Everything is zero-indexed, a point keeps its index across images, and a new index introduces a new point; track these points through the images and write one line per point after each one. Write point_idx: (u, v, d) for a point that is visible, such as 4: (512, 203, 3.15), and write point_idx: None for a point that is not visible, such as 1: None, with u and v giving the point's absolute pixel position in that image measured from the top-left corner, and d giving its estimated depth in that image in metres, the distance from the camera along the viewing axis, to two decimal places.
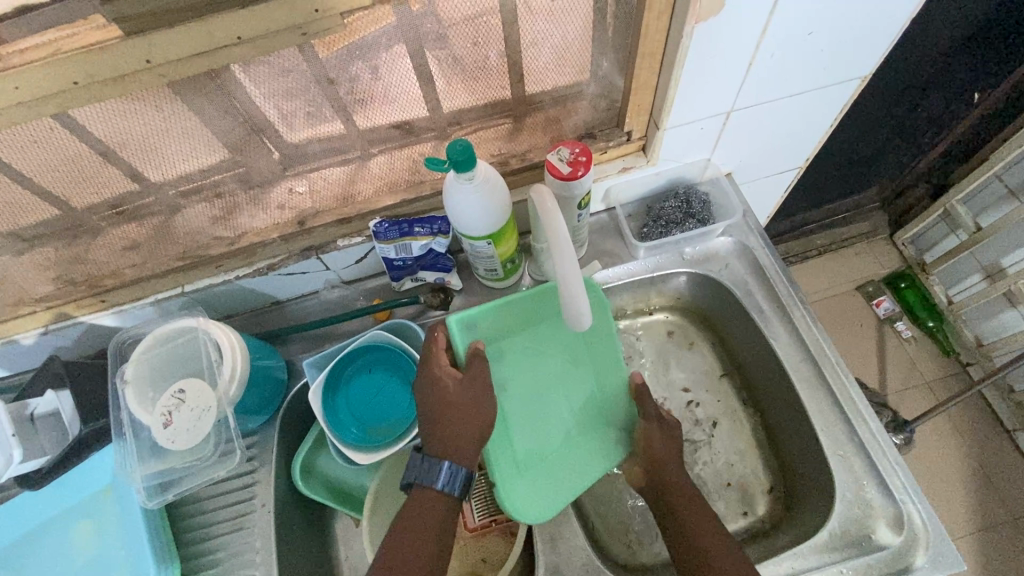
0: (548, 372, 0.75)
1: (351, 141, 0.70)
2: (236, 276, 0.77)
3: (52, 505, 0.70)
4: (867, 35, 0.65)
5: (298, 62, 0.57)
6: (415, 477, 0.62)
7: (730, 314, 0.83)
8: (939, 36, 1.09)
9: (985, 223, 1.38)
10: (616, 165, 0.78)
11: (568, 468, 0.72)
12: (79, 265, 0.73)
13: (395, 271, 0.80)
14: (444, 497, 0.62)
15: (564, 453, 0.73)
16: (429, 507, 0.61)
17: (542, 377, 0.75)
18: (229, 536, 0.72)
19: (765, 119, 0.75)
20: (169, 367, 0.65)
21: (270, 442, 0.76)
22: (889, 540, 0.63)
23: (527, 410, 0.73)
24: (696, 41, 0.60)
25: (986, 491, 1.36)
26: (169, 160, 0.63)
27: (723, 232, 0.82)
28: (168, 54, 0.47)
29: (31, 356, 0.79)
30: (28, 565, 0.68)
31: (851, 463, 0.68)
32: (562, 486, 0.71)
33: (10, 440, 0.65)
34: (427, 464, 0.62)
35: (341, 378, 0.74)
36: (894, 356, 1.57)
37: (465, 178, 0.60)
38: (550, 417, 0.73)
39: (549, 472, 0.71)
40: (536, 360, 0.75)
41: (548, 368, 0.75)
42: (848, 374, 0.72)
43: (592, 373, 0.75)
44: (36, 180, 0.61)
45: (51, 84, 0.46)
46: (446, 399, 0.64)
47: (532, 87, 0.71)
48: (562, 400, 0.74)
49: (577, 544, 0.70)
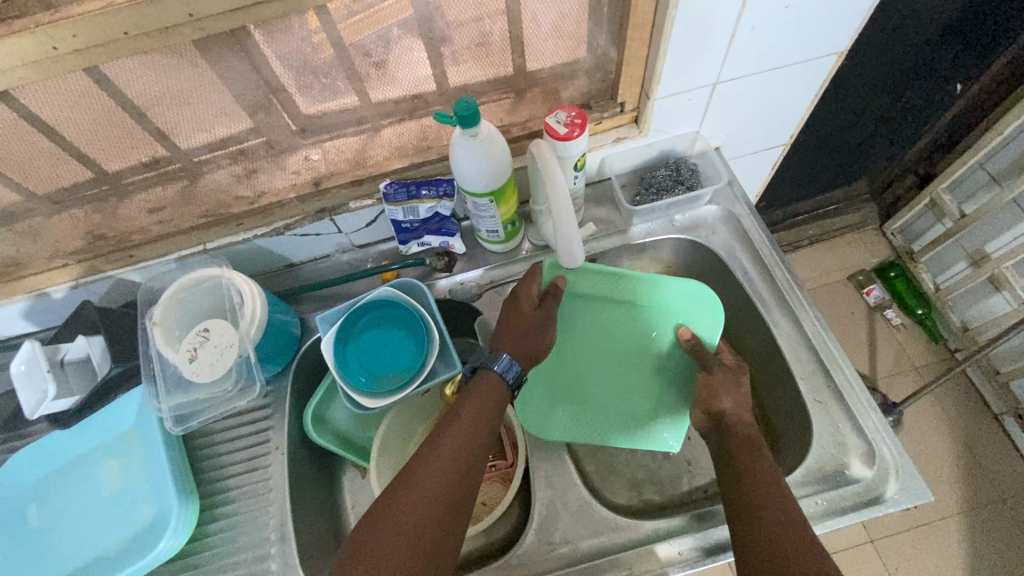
0: (610, 328, 0.80)
1: (364, 107, 0.76)
2: (254, 236, 0.82)
3: (81, 443, 0.75)
4: (841, 11, 0.71)
5: (320, 27, 0.63)
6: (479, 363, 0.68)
7: (718, 278, 0.88)
8: (921, 27, 1.15)
9: (969, 210, 1.43)
10: (610, 135, 0.83)
11: (599, 418, 0.80)
12: (109, 222, 0.79)
13: (402, 235, 0.85)
14: (499, 383, 0.66)
15: (616, 404, 0.80)
16: (488, 389, 0.66)
17: (602, 332, 0.80)
18: (245, 476, 0.77)
19: (749, 93, 0.81)
20: (193, 311, 0.70)
21: (284, 392, 0.81)
22: (863, 475, 0.68)
23: (575, 352, 0.81)
24: (682, 13, 0.65)
25: (974, 471, 1.40)
26: (199, 120, 0.69)
27: (711, 200, 0.88)
28: (207, 10, 0.53)
29: (58, 311, 0.85)
30: (57, 499, 0.73)
31: (828, 407, 0.72)
32: (586, 430, 0.79)
33: (44, 377, 0.69)
34: (491, 352, 0.68)
35: (352, 330, 0.79)
36: (884, 342, 1.62)
37: (469, 134, 0.66)
38: (593, 365, 0.81)
39: (579, 412, 0.79)
40: (601, 315, 0.80)
41: (612, 327, 0.80)
42: (826, 329, 0.77)
43: (648, 342, 0.80)
44: (76, 138, 0.66)
45: (104, 33, 0.51)
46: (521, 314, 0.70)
47: (533, 59, 0.77)
48: (612, 356, 0.81)
49: (572, 483, 0.74)
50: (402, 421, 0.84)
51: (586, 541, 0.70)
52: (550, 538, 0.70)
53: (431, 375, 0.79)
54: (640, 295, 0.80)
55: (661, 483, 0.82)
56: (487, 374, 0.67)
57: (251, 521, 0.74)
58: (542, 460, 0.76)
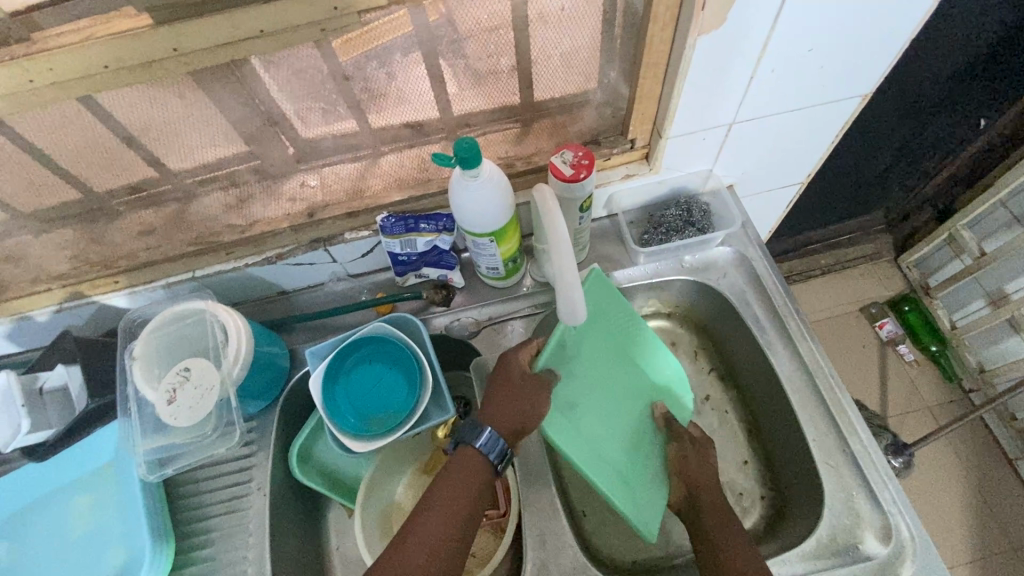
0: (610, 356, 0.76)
1: (363, 136, 0.73)
2: (245, 263, 0.78)
3: (59, 475, 0.72)
4: (867, 54, 0.67)
5: (316, 58, 0.60)
6: (461, 436, 0.65)
7: (726, 323, 0.84)
8: (944, 61, 1.11)
9: (989, 248, 1.38)
10: (619, 172, 0.79)
11: (589, 455, 0.70)
12: (96, 246, 0.76)
13: (400, 266, 0.82)
14: (481, 458, 0.64)
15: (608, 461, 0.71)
16: (466, 463, 0.63)
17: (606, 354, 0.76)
18: (224, 518, 0.73)
19: (767, 133, 0.77)
20: (175, 347, 0.67)
21: (269, 429, 0.77)
22: (877, 551, 0.64)
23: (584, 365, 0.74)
24: (699, 54, 0.62)
25: (986, 519, 1.34)
26: (190, 147, 0.66)
27: (723, 242, 0.84)
28: (194, 44, 0.50)
29: (41, 333, 0.81)
30: (31, 534, 0.70)
31: (841, 474, 0.68)
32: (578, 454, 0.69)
33: (18, 411, 0.66)
34: (474, 424, 0.65)
35: (341, 368, 0.76)
36: (896, 380, 1.57)
37: (470, 175, 0.62)
38: (585, 401, 0.73)
39: (569, 432, 0.70)
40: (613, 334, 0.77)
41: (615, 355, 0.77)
42: (841, 386, 0.73)
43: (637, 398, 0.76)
44: (60, 163, 0.63)
45: (85, 66, 0.48)
46: (509, 384, 0.68)
47: (540, 92, 0.74)
48: (612, 393, 0.75)
49: (566, 544, 0.70)
50: (391, 463, 0.81)
51: None
52: None
53: (422, 418, 0.76)
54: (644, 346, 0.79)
55: (661, 540, 0.78)
56: (469, 448, 0.64)
57: (229, 568, 0.71)
58: (536, 515, 0.72)
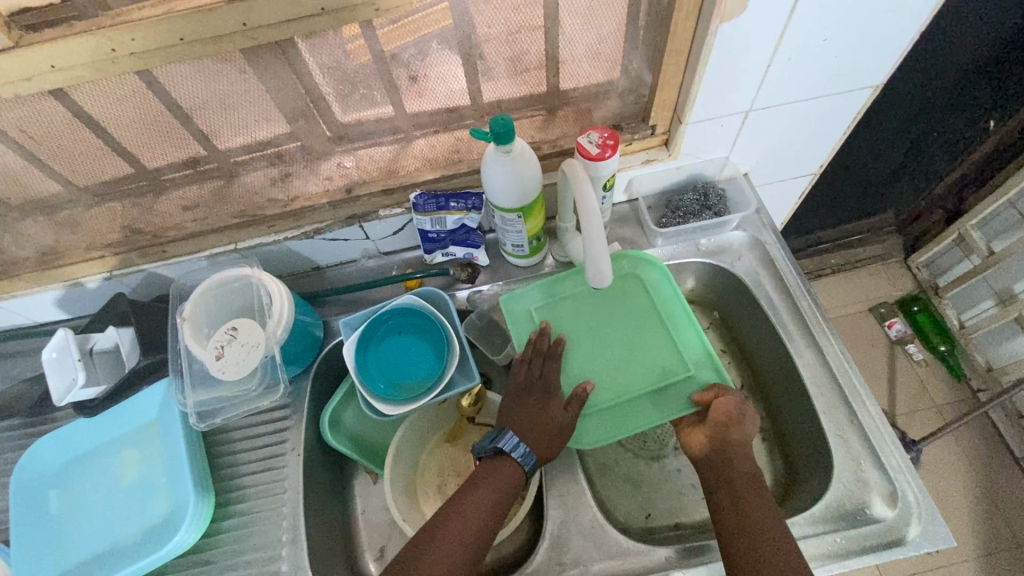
0: (633, 364, 0.79)
1: (400, 117, 0.77)
2: (284, 237, 0.83)
3: (106, 432, 0.77)
4: (878, 44, 0.71)
5: (364, 39, 0.64)
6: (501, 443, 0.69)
7: (740, 304, 0.88)
8: (953, 62, 1.15)
9: (997, 248, 1.40)
10: (640, 157, 0.84)
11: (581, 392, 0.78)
12: (146, 218, 0.81)
13: (428, 244, 0.86)
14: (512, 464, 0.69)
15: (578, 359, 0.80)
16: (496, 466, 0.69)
17: (628, 372, 0.79)
18: (261, 475, 0.77)
19: (781, 121, 0.81)
20: (223, 309, 0.72)
21: (303, 392, 0.82)
22: (884, 514, 0.67)
23: (608, 378, 0.79)
24: (719, 41, 0.66)
25: (993, 516, 1.35)
26: (241, 122, 0.71)
27: (738, 226, 0.88)
28: (261, 20, 0.54)
29: (93, 299, 0.87)
30: (81, 485, 0.75)
31: (850, 443, 0.72)
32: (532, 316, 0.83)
33: (73, 364, 0.71)
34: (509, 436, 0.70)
35: (373, 336, 0.80)
36: (904, 379, 1.58)
37: (504, 151, 0.67)
38: (626, 404, 0.77)
39: (597, 422, 0.76)
40: (654, 372, 0.78)
41: (639, 361, 0.79)
42: (851, 362, 0.77)
43: (623, 324, 0.82)
44: (121, 135, 0.68)
45: (161, 38, 0.53)
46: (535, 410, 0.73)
47: (567, 79, 0.78)
48: (624, 366, 0.79)
49: (584, 503, 0.74)
50: (419, 431, 0.85)
51: (598, 564, 0.70)
52: (561, 558, 0.71)
53: (449, 386, 0.80)
54: (682, 334, 0.80)
55: (677, 509, 0.81)
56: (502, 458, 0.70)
57: (263, 522, 0.74)
58: (556, 478, 0.76)
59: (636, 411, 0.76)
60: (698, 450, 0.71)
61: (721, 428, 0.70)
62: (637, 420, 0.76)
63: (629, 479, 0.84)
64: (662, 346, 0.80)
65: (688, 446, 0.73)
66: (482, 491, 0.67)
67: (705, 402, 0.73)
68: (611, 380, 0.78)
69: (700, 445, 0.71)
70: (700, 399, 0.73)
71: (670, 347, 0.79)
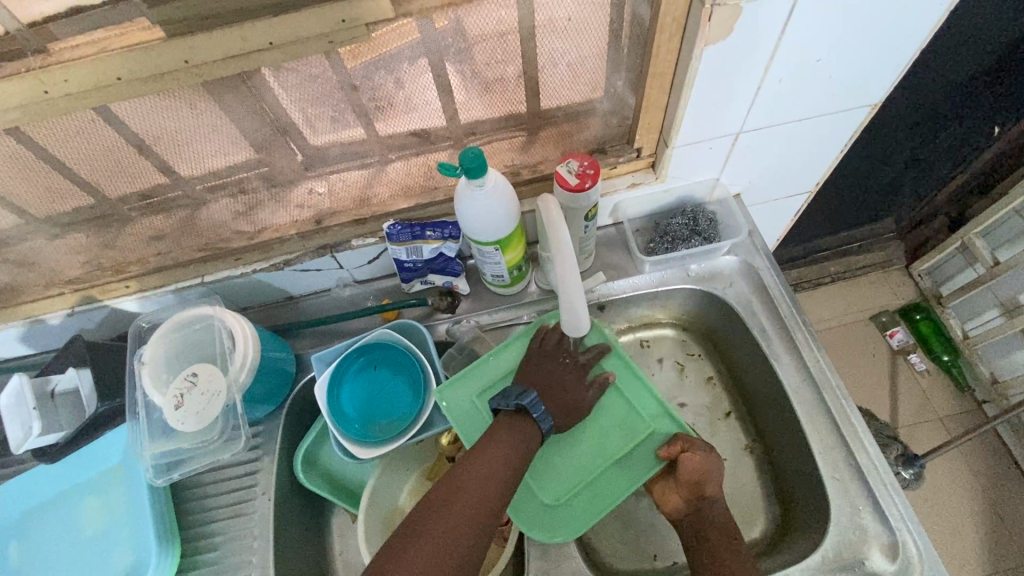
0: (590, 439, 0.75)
1: (371, 145, 0.73)
2: (253, 270, 0.80)
3: (68, 478, 0.74)
4: (876, 62, 0.66)
5: (325, 68, 0.60)
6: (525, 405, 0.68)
7: (732, 333, 0.84)
8: (954, 69, 1.11)
9: (1003, 256, 1.35)
10: (625, 180, 0.80)
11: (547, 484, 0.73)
12: (108, 252, 0.77)
13: (405, 273, 0.82)
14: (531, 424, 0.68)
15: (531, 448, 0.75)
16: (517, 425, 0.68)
17: (585, 446, 0.74)
18: (228, 522, 0.74)
19: (774, 141, 0.77)
20: (183, 353, 0.69)
21: (275, 433, 0.78)
22: (883, 567, 0.64)
23: (570, 463, 0.74)
24: (704, 65, 0.62)
25: (998, 532, 1.32)
26: (199, 156, 0.67)
27: (729, 251, 0.84)
28: (205, 55, 0.51)
29: (57, 335, 0.83)
30: (40, 535, 0.72)
31: (847, 488, 0.68)
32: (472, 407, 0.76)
33: (30, 413, 0.67)
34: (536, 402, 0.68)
35: (345, 374, 0.76)
36: (907, 390, 1.54)
37: (476, 184, 0.63)
38: (596, 481, 0.73)
39: (571, 513, 0.72)
40: (612, 439, 0.74)
41: (593, 433, 0.75)
42: (848, 398, 0.73)
43: None
44: (73, 172, 0.64)
45: (98, 78, 0.50)
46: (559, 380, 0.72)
47: (547, 102, 0.73)
48: (576, 440, 0.75)
49: (568, 551, 0.71)
50: (396, 470, 0.82)
51: None
52: None
53: (427, 425, 0.76)
54: (632, 394, 0.76)
55: (665, 550, 0.78)
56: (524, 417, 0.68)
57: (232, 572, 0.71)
58: None
59: (605, 487, 0.73)
60: (673, 510, 0.71)
61: (695, 486, 0.69)
62: (611, 493, 0.72)
63: (615, 517, 0.80)
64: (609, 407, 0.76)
65: (663, 505, 0.72)
66: (505, 447, 0.65)
67: (672, 456, 0.70)
68: (570, 463, 0.74)
69: (675, 505, 0.71)
70: (666, 454, 0.70)
71: (619, 404, 0.76)
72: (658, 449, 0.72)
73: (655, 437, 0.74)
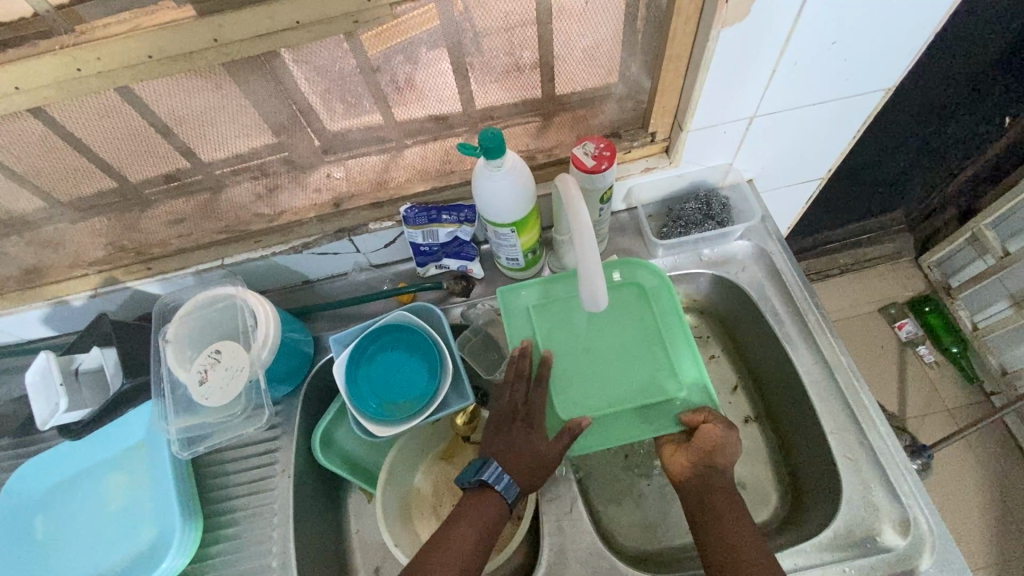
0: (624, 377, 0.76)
1: (389, 130, 0.74)
2: (272, 253, 0.81)
3: (92, 453, 0.75)
4: (890, 46, 0.67)
5: (345, 51, 0.61)
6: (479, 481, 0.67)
7: (745, 317, 0.85)
8: (966, 58, 1.11)
9: (1012, 247, 1.34)
10: (639, 165, 0.80)
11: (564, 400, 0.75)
12: (130, 234, 0.78)
13: (421, 257, 0.83)
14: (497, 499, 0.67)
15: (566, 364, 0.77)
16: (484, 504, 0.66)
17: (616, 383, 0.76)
18: (249, 498, 0.76)
19: (787, 126, 0.77)
20: (207, 331, 0.70)
21: (294, 412, 0.79)
22: (895, 544, 0.65)
23: (596, 389, 0.76)
24: (720, 48, 0.63)
25: (1006, 521, 1.32)
26: (222, 138, 0.68)
27: (742, 235, 0.84)
28: (232, 35, 0.52)
29: (79, 317, 0.85)
30: (66, 509, 0.74)
31: (859, 467, 0.69)
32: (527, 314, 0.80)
33: (56, 390, 0.69)
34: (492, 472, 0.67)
35: (364, 354, 0.78)
36: (914, 382, 1.54)
37: (494, 165, 0.64)
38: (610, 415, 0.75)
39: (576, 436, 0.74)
40: (643, 385, 0.75)
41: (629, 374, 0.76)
42: (860, 379, 0.74)
43: (613, 332, 0.79)
44: (98, 154, 0.66)
45: (129, 56, 0.51)
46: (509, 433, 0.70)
47: (562, 87, 0.74)
48: (611, 374, 0.76)
49: (582, 529, 0.72)
50: (412, 451, 0.83)
51: None
52: None
53: (443, 405, 0.77)
54: (679, 356, 0.76)
55: (676, 530, 0.79)
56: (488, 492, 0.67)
57: (253, 546, 0.73)
58: (552, 500, 0.74)
59: (617, 427, 0.74)
60: (679, 470, 0.70)
61: (706, 453, 0.68)
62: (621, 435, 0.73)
63: (628, 498, 0.81)
64: (656, 353, 0.77)
65: (669, 469, 0.71)
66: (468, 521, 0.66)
67: (694, 424, 0.70)
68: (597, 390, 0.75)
69: (681, 466, 0.70)
70: (688, 420, 0.71)
71: (661, 356, 0.77)
72: (682, 414, 0.72)
73: (686, 397, 0.74)
